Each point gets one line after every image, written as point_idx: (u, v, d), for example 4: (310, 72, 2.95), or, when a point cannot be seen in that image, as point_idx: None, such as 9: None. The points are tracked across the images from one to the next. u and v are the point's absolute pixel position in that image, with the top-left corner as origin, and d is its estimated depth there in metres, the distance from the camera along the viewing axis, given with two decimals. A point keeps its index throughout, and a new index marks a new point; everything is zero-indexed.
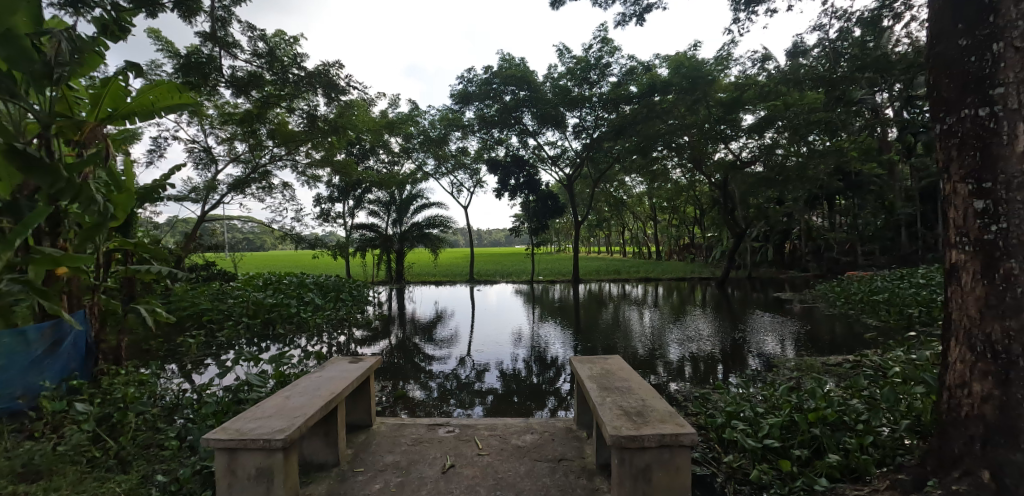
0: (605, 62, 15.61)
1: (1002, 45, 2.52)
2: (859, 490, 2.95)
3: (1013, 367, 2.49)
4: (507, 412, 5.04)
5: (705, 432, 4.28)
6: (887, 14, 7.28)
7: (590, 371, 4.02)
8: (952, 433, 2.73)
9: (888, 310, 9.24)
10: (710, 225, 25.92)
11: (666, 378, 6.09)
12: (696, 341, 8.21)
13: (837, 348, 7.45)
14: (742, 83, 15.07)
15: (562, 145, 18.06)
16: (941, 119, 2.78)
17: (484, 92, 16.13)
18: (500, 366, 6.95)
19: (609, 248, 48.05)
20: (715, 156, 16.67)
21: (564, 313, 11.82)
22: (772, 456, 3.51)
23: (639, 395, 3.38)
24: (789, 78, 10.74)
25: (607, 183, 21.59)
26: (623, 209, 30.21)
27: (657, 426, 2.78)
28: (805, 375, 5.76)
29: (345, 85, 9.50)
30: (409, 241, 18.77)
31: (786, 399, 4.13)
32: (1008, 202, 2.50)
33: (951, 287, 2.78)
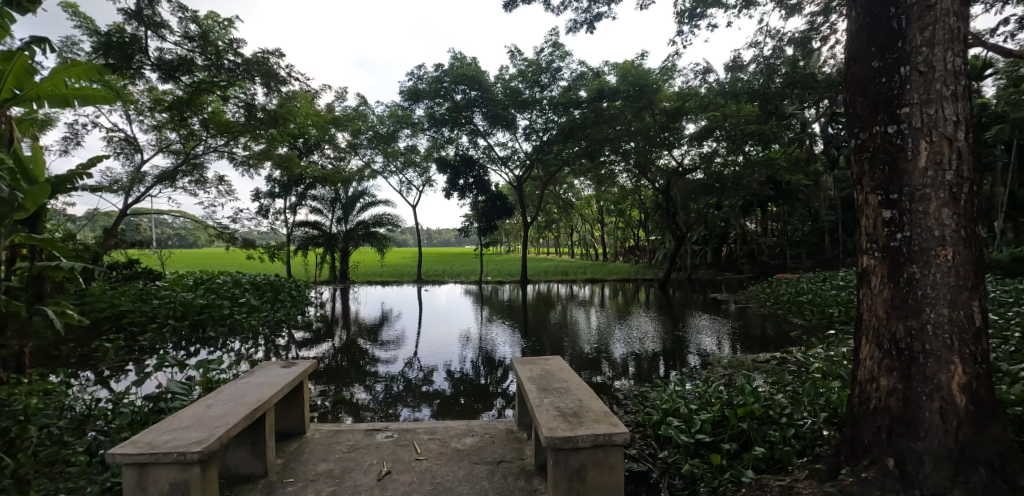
0: (557, 67, 15.86)
1: (909, 68, 2.75)
2: (781, 480, 3.13)
3: (914, 362, 2.73)
4: (452, 414, 4.99)
5: (643, 429, 4.42)
6: (816, 36, 7.82)
7: (530, 372, 4.06)
8: (862, 425, 2.95)
9: (811, 310, 9.93)
10: (653, 229, 26.90)
11: (610, 377, 6.25)
12: (639, 340, 8.47)
13: (768, 345, 7.91)
14: (685, 93, 15.74)
15: (513, 146, 18.17)
16: (855, 134, 3.00)
17: (435, 90, 15.93)
18: (448, 367, 6.89)
19: (558, 249, 48.86)
20: (659, 162, 17.33)
21: (512, 313, 11.88)
22: (703, 451, 3.67)
23: (576, 395, 3.44)
24: (728, 91, 11.33)
25: (555, 186, 21.92)
26: (572, 211, 30.78)
27: (592, 426, 2.83)
28: (736, 371, 6.08)
29: (286, 75, 9.13)
30: (354, 239, 18.25)
31: (718, 395, 4.33)
32: (910, 212, 2.73)
33: (863, 289, 3.00)
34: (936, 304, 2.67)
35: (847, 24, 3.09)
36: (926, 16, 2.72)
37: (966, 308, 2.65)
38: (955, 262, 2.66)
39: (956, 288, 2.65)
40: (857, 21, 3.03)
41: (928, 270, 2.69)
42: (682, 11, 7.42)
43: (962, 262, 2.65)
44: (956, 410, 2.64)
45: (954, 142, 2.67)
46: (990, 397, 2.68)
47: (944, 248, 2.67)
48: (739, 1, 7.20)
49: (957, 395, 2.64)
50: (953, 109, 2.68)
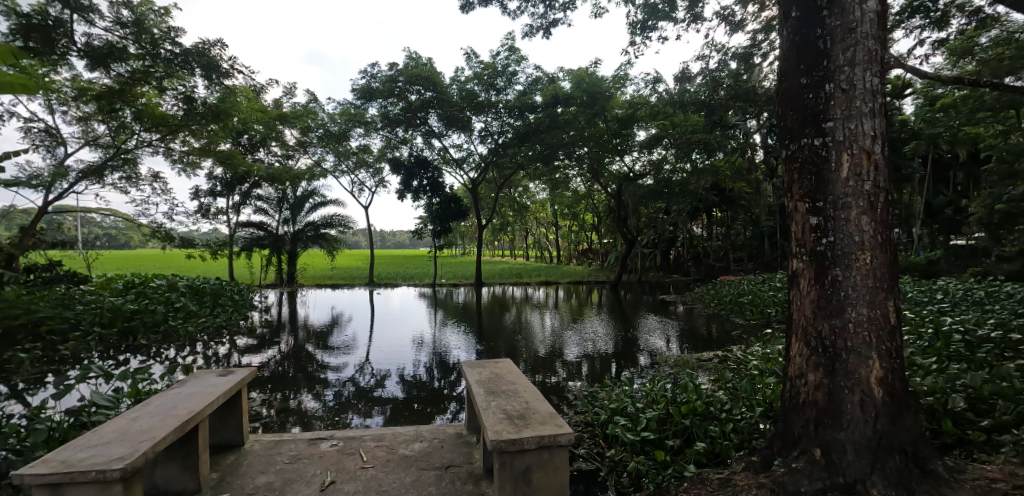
0: (512, 71, 15.97)
1: (833, 85, 2.96)
2: (719, 473, 3.28)
3: (837, 358, 2.93)
4: (404, 419, 4.92)
5: (591, 429, 4.52)
6: (757, 52, 8.26)
7: (479, 375, 4.06)
8: (792, 418, 3.14)
9: (751, 310, 10.46)
10: (606, 232, 27.49)
11: (563, 378, 6.34)
12: (591, 341, 8.65)
13: (712, 344, 8.26)
14: (636, 101, 16.23)
15: (468, 148, 18.11)
16: (787, 146, 3.20)
17: (389, 89, 15.66)
18: (401, 372, 6.77)
19: (513, 252, 49.10)
20: (611, 167, 17.77)
21: (467, 316, 11.84)
22: (649, 448, 3.80)
23: (524, 398, 3.46)
24: (677, 101, 11.78)
25: (510, 189, 22.01)
26: (526, 214, 30.99)
27: (537, 428, 2.87)
28: (682, 369, 6.31)
29: (229, 68, 8.72)
30: (303, 241, 17.63)
31: (663, 394, 4.49)
32: (834, 219, 2.93)
33: (793, 291, 3.19)
34: (856, 304, 2.88)
35: (780, 42, 3.28)
36: (847, 38, 2.94)
37: (883, 308, 2.87)
38: (873, 265, 2.87)
39: (874, 289, 2.87)
40: (788, 39, 3.22)
41: (849, 273, 2.89)
42: (634, 22, 7.65)
43: (879, 265, 2.88)
44: (875, 403, 2.86)
45: (872, 155, 2.90)
46: (903, 389, 2.92)
47: (863, 253, 2.88)
48: (687, 16, 7.52)
49: (875, 388, 2.86)
50: (872, 124, 2.90)
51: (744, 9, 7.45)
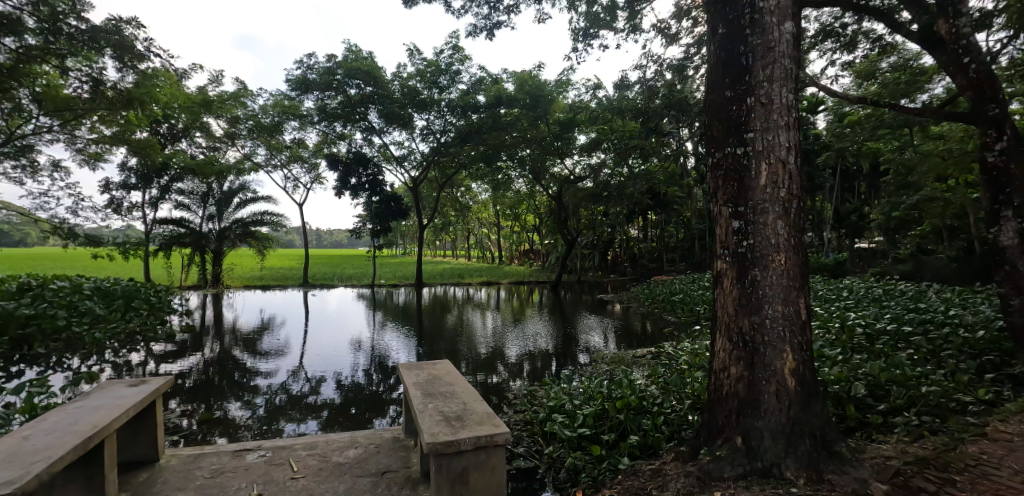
0: (456, 70, 15.86)
1: (753, 99, 3.18)
2: (651, 465, 3.44)
3: (756, 352, 3.15)
4: (341, 425, 4.76)
5: (530, 427, 4.59)
6: (690, 64, 8.71)
7: (417, 377, 4.01)
8: (716, 409, 3.34)
9: (682, 308, 11.01)
10: (547, 233, 27.91)
11: (505, 377, 6.38)
12: (532, 340, 8.76)
13: (647, 341, 8.61)
14: (577, 105, 16.59)
15: (410, 146, 17.78)
16: (712, 154, 3.40)
17: (326, 82, 15.06)
18: (338, 376, 6.54)
19: (455, 252, 48.73)
20: (553, 170, 18.09)
21: (407, 317, 11.64)
22: (585, 444, 3.91)
23: (462, 399, 3.46)
24: (615, 108, 12.19)
25: (452, 189, 21.78)
26: (468, 214, 30.81)
27: (474, 428, 2.88)
28: (618, 366, 6.53)
29: (145, 50, 8.06)
30: (229, 239, 16.60)
31: (600, 390, 4.63)
32: (754, 223, 3.15)
33: (718, 290, 3.39)
34: (773, 302, 3.11)
35: (708, 56, 3.48)
36: (766, 56, 3.17)
37: (795, 305, 3.12)
38: (787, 266, 3.11)
39: (787, 288, 3.11)
40: (714, 54, 3.42)
41: (766, 273, 3.12)
42: (576, 29, 7.83)
43: (792, 266, 3.12)
44: (788, 392, 3.09)
45: (787, 164, 3.14)
46: (813, 379, 3.18)
47: (778, 255, 3.11)
48: (626, 26, 7.80)
49: (788, 378, 3.10)
50: (787, 136, 3.15)
51: (679, 23, 7.83)
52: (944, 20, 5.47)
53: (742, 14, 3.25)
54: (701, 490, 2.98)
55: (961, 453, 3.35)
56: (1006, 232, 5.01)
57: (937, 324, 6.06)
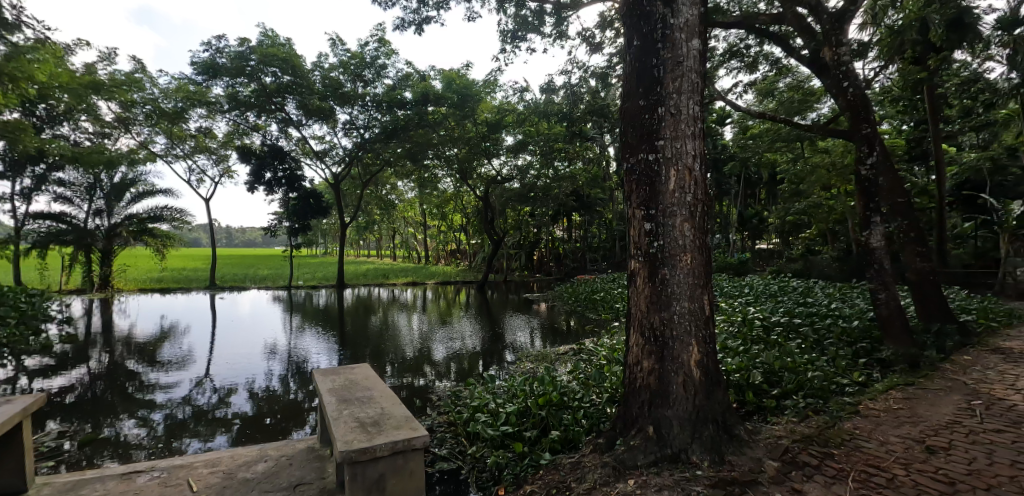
0: (382, 64, 15.43)
1: (664, 109, 3.40)
2: (571, 458, 3.56)
3: (666, 346, 3.36)
4: (252, 437, 4.48)
5: (454, 428, 4.57)
6: (613, 73, 9.09)
7: (333, 384, 3.86)
8: (631, 401, 3.51)
9: (603, 305, 11.48)
10: (474, 233, 27.91)
11: (432, 378, 6.31)
12: (459, 340, 8.74)
13: (570, 338, 8.89)
14: (504, 106, 16.76)
15: (331, 140, 17.01)
16: (627, 160, 3.58)
17: (238, 68, 14.02)
18: (250, 385, 6.12)
19: (380, 252, 47.29)
20: (481, 170, 18.12)
21: (327, 320, 11.16)
22: (508, 442, 3.96)
23: (380, 404, 3.38)
24: (542, 111, 12.45)
25: (377, 188, 21.10)
26: (394, 212, 30.00)
27: (391, 434, 2.83)
28: (541, 364, 6.68)
29: (15, 19, 7.04)
30: (121, 237, 14.97)
31: (523, 388, 4.72)
32: (663, 225, 3.36)
33: (632, 289, 3.56)
34: (680, 299, 3.34)
35: (624, 66, 3.66)
36: (676, 70, 3.39)
37: (701, 301, 3.36)
38: (692, 265, 3.36)
39: (693, 286, 3.35)
40: (630, 64, 3.60)
41: (674, 272, 3.35)
42: (505, 31, 7.90)
43: (697, 265, 3.37)
44: (694, 382, 3.33)
45: (693, 171, 3.38)
46: (716, 369, 3.45)
47: (685, 255, 3.34)
48: (553, 31, 7.99)
49: (694, 369, 3.34)
50: (694, 145, 3.39)
51: (602, 33, 8.15)
52: (828, 48, 6.12)
53: (655, 29, 3.45)
54: (616, 479, 3.13)
55: (839, 429, 3.79)
56: (876, 235, 5.72)
57: (821, 316, 6.80)
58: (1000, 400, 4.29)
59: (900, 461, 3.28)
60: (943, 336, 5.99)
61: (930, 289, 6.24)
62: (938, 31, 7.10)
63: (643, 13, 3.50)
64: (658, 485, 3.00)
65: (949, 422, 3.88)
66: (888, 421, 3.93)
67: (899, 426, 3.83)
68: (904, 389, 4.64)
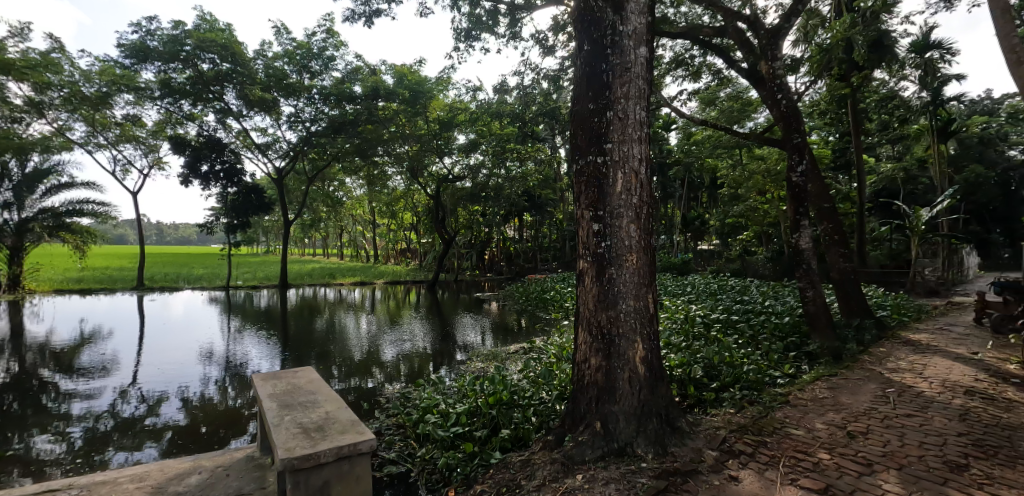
0: (330, 55, 14.94)
1: (612, 113, 3.49)
2: (521, 456, 3.59)
3: (612, 343, 3.46)
4: (186, 447, 4.23)
5: (403, 431, 4.50)
6: (564, 76, 9.23)
7: (274, 389, 3.71)
8: (579, 398, 3.58)
9: (553, 304, 11.64)
10: (424, 232, 27.55)
11: (381, 380, 6.18)
12: (409, 341, 8.61)
13: (520, 337, 8.95)
14: (457, 105, 16.65)
15: (275, 133, 16.28)
16: (576, 161, 3.65)
17: (171, 53, 13.11)
18: (182, 392, 5.75)
19: (326, 251, 45.73)
20: (432, 168, 17.89)
21: (269, 321, 10.69)
22: (458, 442, 3.94)
23: (324, 408, 3.29)
24: (494, 111, 12.47)
25: (323, 184, 20.38)
26: (341, 210, 29.09)
27: (337, 438, 2.76)
28: (492, 363, 6.68)
29: None
30: (33, 232, 13.65)
31: (473, 388, 4.72)
32: (610, 226, 3.46)
33: (580, 288, 3.64)
34: (626, 298, 3.44)
35: (574, 69, 3.72)
36: (623, 76, 3.49)
37: (645, 300, 3.48)
38: (637, 265, 3.47)
39: (638, 285, 3.47)
40: (580, 68, 3.67)
41: (621, 271, 3.45)
42: (458, 29, 7.85)
43: (642, 265, 3.49)
44: (639, 377, 3.45)
45: (639, 174, 3.49)
46: (659, 364, 3.58)
47: (631, 255, 3.46)
48: (507, 32, 8.02)
49: (639, 366, 3.45)
50: (640, 149, 3.51)
51: (555, 36, 8.26)
52: (764, 62, 6.49)
53: (605, 35, 3.53)
54: (565, 475, 3.19)
55: (771, 418, 4.03)
56: (804, 237, 6.14)
57: (756, 313, 7.21)
58: (909, 388, 4.71)
59: (825, 446, 3.54)
60: (862, 329, 6.51)
61: (851, 287, 6.77)
62: (860, 51, 7.71)
63: (592, 18, 3.57)
64: (604, 479, 3.07)
65: (866, 408, 4.23)
66: (814, 410, 4.23)
67: (823, 414, 4.14)
68: (828, 380, 5.01)
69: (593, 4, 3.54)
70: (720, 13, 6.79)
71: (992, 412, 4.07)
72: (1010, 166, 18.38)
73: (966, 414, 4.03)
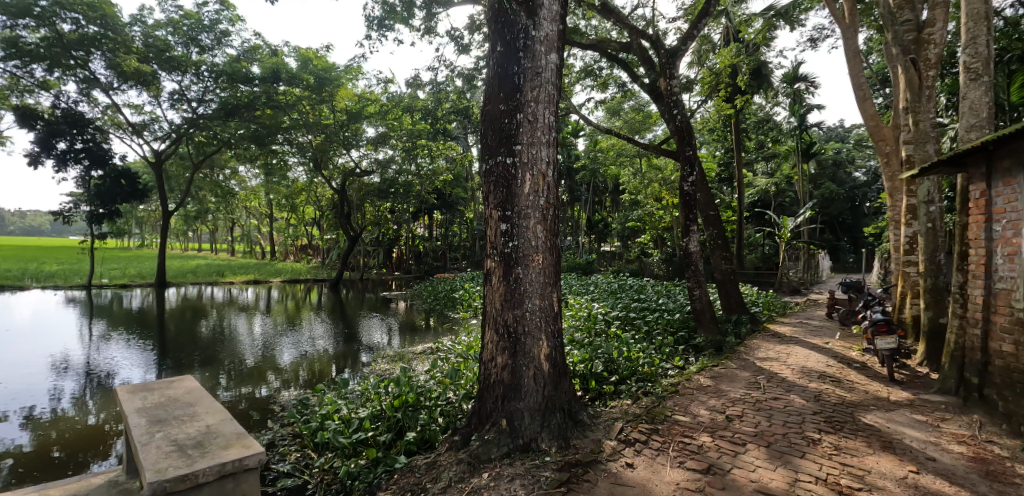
0: (223, 30, 13.60)
1: (522, 116, 3.56)
2: (427, 458, 3.54)
3: (518, 342, 3.52)
4: (32, 475, 3.65)
5: (300, 440, 4.25)
6: (479, 75, 9.23)
7: (144, 402, 3.31)
8: (485, 397, 3.61)
9: (461, 303, 11.65)
10: (327, 228, 26.16)
11: (277, 387, 5.76)
12: (309, 343, 8.13)
13: (428, 337, 8.83)
14: (367, 96, 15.97)
15: (153, 111, 14.54)
16: (485, 161, 3.68)
17: (19, 6, 11.11)
18: (27, 411, 4.94)
19: (213, 245, 41.65)
20: (338, 160, 17.03)
21: (143, 325, 9.51)
22: (360, 449, 3.80)
23: (205, 421, 3.01)
24: (407, 106, 12.15)
25: (212, 172, 18.56)
26: (232, 201, 26.67)
27: (218, 454, 2.54)
28: (398, 364, 6.53)
29: None
30: None
31: (377, 391, 4.57)
32: (517, 226, 3.52)
33: (488, 287, 3.66)
34: (532, 297, 3.53)
35: (486, 69, 3.74)
36: (535, 80, 3.57)
37: (550, 298, 3.59)
38: (543, 265, 3.57)
39: (544, 285, 3.57)
40: (492, 68, 3.69)
41: (527, 271, 3.53)
42: (371, 16, 7.52)
43: (548, 264, 3.60)
44: (544, 374, 3.55)
45: (546, 176, 3.60)
46: (563, 361, 3.72)
47: (537, 255, 3.54)
48: (422, 25, 7.85)
49: (543, 362, 3.56)
50: (547, 152, 3.61)
51: (470, 35, 8.24)
52: (664, 79, 6.96)
53: (518, 38, 3.58)
54: (471, 474, 3.19)
55: (662, 407, 4.37)
56: (693, 241, 6.71)
57: (650, 310, 7.77)
58: (775, 374, 5.36)
59: (708, 430, 3.89)
60: (739, 325, 7.26)
61: (731, 287, 7.53)
62: (743, 76, 8.58)
63: (506, 20, 3.61)
64: (510, 475, 3.12)
65: (742, 394, 4.73)
66: (698, 397, 4.65)
67: (706, 400, 4.56)
68: (711, 370, 5.53)
69: (507, 7, 3.59)
70: (626, 29, 7.18)
71: (839, 392, 4.75)
72: (855, 184, 21.61)
73: (820, 396, 4.66)
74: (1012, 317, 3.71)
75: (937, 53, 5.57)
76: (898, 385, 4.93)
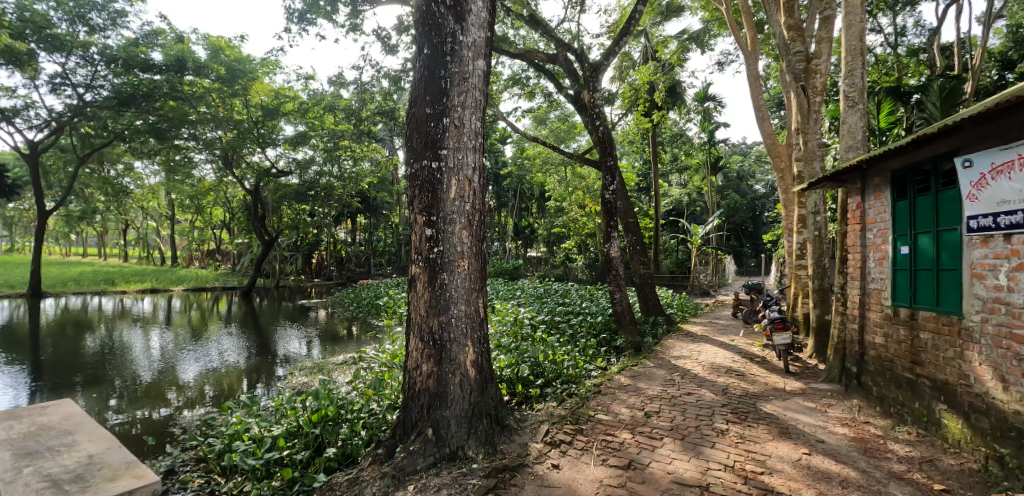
0: (119, 10, 12.25)
1: (448, 120, 3.53)
2: (349, 474, 3.38)
3: (443, 349, 3.48)
4: None
5: (205, 464, 3.91)
6: (407, 77, 9.03)
7: (9, 433, 2.89)
8: (410, 407, 3.53)
9: (385, 310, 11.31)
10: (239, 232, 24.39)
11: (178, 406, 5.25)
12: (217, 357, 7.50)
13: (350, 346, 8.46)
14: (285, 93, 15.06)
15: (27, 96, 12.76)
16: (410, 164, 3.61)
17: None
18: None
19: (101, 250, 37.25)
20: (251, 159, 15.90)
21: (11, 342, 8.30)
22: (274, 469, 3.57)
23: (87, 450, 2.68)
24: (328, 104, 11.58)
25: (101, 167, 16.65)
26: (127, 201, 24.04)
27: (105, 487, 2.27)
28: (317, 376, 6.20)
29: None
30: None
31: (293, 405, 4.31)
32: (443, 231, 3.49)
33: (412, 294, 3.58)
34: (458, 303, 3.50)
35: (412, 71, 3.67)
36: (462, 85, 3.57)
37: (475, 304, 3.58)
38: (469, 270, 3.56)
39: (470, 291, 3.56)
40: (418, 70, 3.63)
41: (453, 276, 3.50)
42: (291, 9, 7.13)
43: (474, 271, 3.58)
44: (469, 380, 3.53)
45: (472, 182, 3.59)
46: (489, 367, 3.71)
47: (462, 261, 3.52)
48: (347, 22, 7.55)
49: (470, 369, 3.54)
50: (473, 158, 3.60)
51: (398, 36, 8.07)
52: (587, 91, 7.22)
53: (445, 42, 3.55)
54: (396, 487, 3.09)
55: (585, 407, 4.50)
56: (613, 247, 7.00)
57: (575, 314, 7.99)
58: (688, 371, 5.72)
59: (629, 427, 4.07)
60: (655, 326, 7.66)
61: (648, 290, 7.95)
62: (659, 93, 9.11)
63: (433, 23, 3.57)
64: (436, 486, 3.06)
65: (659, 391, 4.99)
66: (620, 396, 4.85)
67: (627, 399, 4.76)
68: (630, 369, 5.79)
69: (434, 9, 3.56)
70: (552, 41, 7.36)
71: (743, 385, 5.15)
72: (756, 196, 23.71)
73: (728, 389, 5.04)
74: (882, 313, 4.23)
75: (821, 81, 6.25)
76: (792, 376, 5.45)
